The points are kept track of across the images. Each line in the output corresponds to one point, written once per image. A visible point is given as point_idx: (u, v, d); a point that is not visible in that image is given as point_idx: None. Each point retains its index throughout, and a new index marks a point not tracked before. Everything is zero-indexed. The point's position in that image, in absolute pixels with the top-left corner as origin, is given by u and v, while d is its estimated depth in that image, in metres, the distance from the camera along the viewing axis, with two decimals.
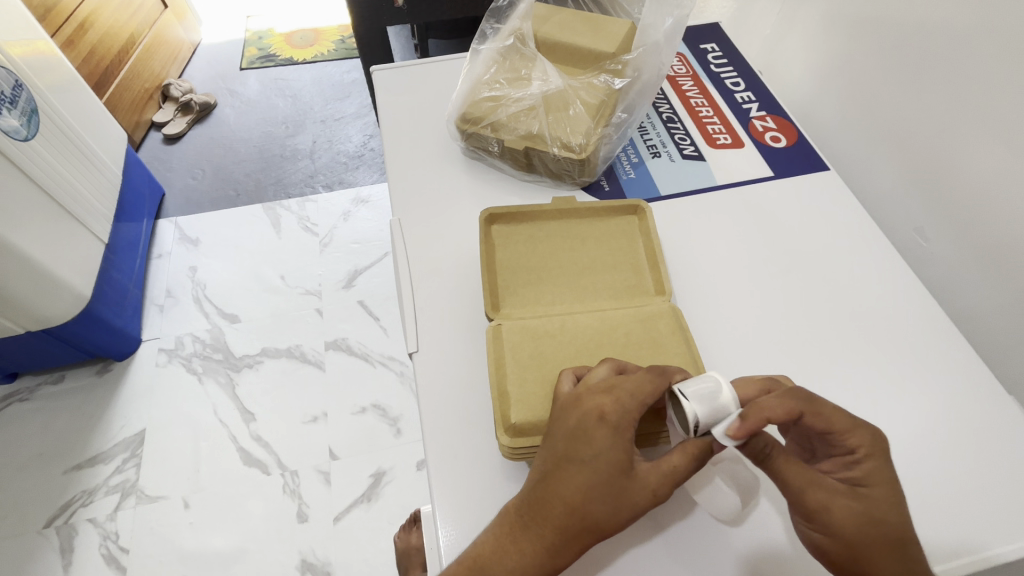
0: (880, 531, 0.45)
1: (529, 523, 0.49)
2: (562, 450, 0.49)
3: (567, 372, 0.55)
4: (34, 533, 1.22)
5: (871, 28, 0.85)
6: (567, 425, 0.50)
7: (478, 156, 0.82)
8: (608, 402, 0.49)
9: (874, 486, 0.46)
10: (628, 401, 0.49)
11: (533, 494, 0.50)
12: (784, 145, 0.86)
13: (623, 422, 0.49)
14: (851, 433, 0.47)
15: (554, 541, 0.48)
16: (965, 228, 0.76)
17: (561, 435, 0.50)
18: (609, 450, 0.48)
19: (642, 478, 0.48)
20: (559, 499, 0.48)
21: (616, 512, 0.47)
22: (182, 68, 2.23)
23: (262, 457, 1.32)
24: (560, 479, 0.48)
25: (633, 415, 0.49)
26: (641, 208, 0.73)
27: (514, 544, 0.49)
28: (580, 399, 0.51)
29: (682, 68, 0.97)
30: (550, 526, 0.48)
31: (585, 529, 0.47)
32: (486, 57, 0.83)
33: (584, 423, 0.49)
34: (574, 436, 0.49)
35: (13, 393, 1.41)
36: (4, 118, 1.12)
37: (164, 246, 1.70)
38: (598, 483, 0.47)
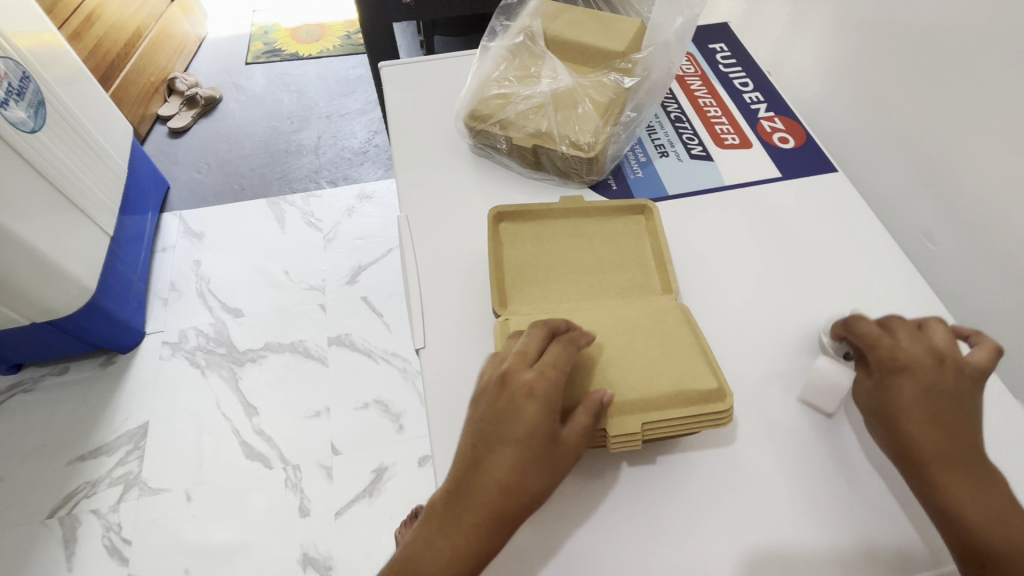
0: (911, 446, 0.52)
1: (461, 512, 0.49)
2: (491, 433, 0.50)
3: (475, 356, 0.56)
4: (37, 523, 1.23)
5: (881, 30, 0.85)
6: (496, 407, 0.51)
7: (486, 153, 0.82)
8: (534, 378, 0.51)
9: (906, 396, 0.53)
10: (551, 374, 0.51)
11: (464, 482, 0.49)
12: (793, 146, 0.86)
13: (548, 396, 0.51)
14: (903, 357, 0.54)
15: (490, 524, 0.48)
16: (974, 231, 0.76)
17: (488, 417, 0.51)
18: (539, 424, 0.49)
19: (565, 444, 0.51)
20: (492, 481, 0.48)
21: (549, 480, 0.50)
22: (187, 62, 2.23)
23: (265, 451, 1.32)
24: (492, 462, 0.49)
25: (556, 387, 0.51)
26: (649, 208, 0.73)
27: (451, 536, 0.48)
28: (506, 381, 0.52)
29: (691, 68, 0.97)
30: (484, 511, 0.48)
31: (518, 505, 0.49)
32: (495, 54, 0.83)
33: (513, 404, 0.50)
34: (505, 418, 0.50)
35: (17, 384, 1.41)
36: (11, 110, 1.12)
37: (169, 239, 1.70)
38: (532, 458, 0.49)
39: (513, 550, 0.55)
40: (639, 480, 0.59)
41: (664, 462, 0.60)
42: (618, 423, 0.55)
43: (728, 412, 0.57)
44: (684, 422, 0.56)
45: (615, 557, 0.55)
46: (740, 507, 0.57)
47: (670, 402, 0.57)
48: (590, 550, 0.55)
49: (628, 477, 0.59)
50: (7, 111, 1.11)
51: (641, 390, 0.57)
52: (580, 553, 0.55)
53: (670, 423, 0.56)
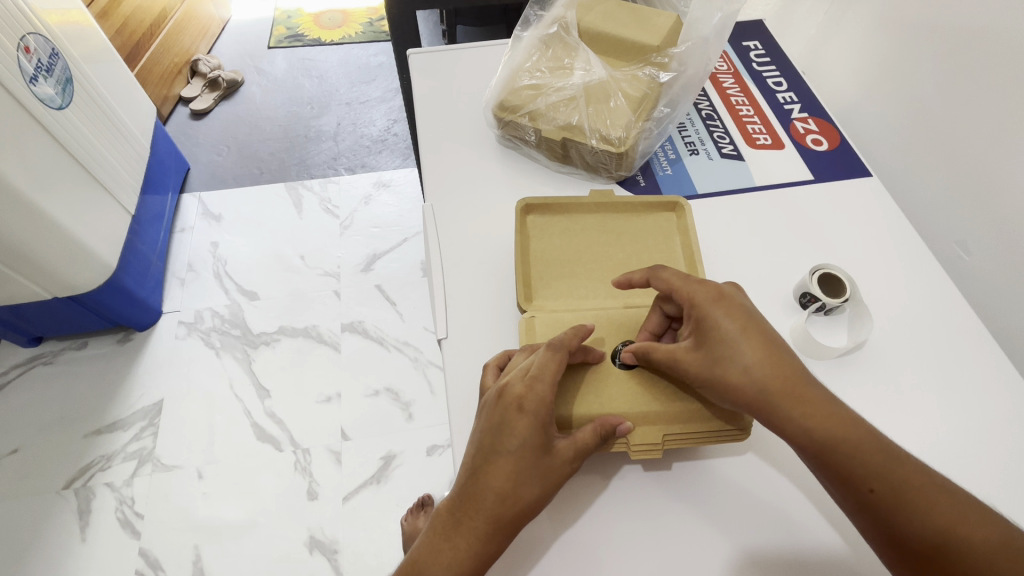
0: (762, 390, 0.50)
1: (460, 519, 0.50)
2: (487, 443, 0.51)
3: (487, 367, 0.58)
4: (53, 493, 1.25)
5: (924, 31, 0.83)
6: (491, 419, 0.52)
7: (513, 145, 0.81)
8: (524, 389, 0.51)
9: (708, 333, 0.52)
10: (541, 386, 0.51)
11: (464, 492, 0.51)
12: (826, 148, 0.84)
13: (541, 407, 0.51)
14: (681, 291, 0.55)
15: (487, 532, 0.49)
16: (1010, 242, 0.73)
17: (487, 428, 0.52)
18: (531, 434, 0.50)
19: (559, 454, 0.51)
20: (490, 490, 0.50)
21: (544, 490, 0.50)
22: (211, 44, 2.23)
23: (276, 433, 1.34)
24: (489, 473, 0.50)
25: (548, 399, 0.51)
26: (681, 205, 0.72)
27: (451, 543, 0.50)
28: (502, 392, 0.52)
29: (724, 66, 0.95)
30: (481, 518, 0.49)
31: (517, 515, 0.50)
32: (528, 44, 0.82)
33: (506, 415, 0.51)
34: (499, 429, 0.51)
35: (38, 356, 1.44)
36: (40, 86, 1.14)
37: (188, 220, 1.72)
38: (524, 467, 0.50)
39: (531, 541, 0.56)
40: (659, 481, 0.60)
41: (683, 465, 0.61)
42: (639, 433, 0.56)
43: (746, 428, 0.56)
44: (703, 438, 0.56)
45: (633, 555, 0.56)
46: (755, 513, 0.58)
47: (691, 416, 0.57)
48: (609, 547, 0.56)
49: (645, 478, 0.60)
50: (36, 86, 1.12)
51: (665, 401, 0.58)
52: (599, 548, 0.56)
53: (689, 439, 0.57)
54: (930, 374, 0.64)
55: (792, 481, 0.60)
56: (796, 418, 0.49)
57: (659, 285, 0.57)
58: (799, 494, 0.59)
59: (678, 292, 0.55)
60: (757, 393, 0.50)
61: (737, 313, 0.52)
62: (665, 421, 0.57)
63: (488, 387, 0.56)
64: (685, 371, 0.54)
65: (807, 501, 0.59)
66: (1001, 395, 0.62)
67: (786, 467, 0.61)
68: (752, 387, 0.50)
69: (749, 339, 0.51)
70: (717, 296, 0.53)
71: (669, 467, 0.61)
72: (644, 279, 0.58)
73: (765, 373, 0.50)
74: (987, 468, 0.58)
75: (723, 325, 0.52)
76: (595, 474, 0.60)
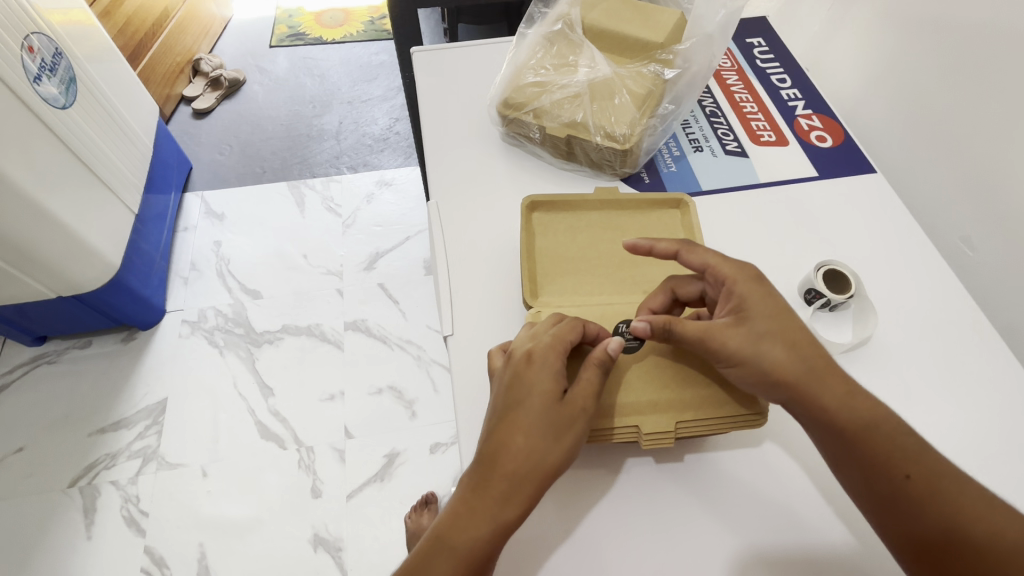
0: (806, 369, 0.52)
1: (478, 483, 0.50)
2: (500, 404, 0.53)
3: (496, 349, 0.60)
4: (58, 492, 1.26)
5: (928, 27, 0.83)
6: (502, 380, 0.54)
7: (518, 142, 0.82)
8: (531, 344, 0.54)
9: (749, 309, 0.53)
10: (548, 340, 0.54)
11: (479, 457, 0.51)
12: (830, 145, 0.84)
13: (549, 359, 0.53)
14: (718, 268, 0.56)
15: (506, 491, 0.49)
16: (1014, 239, 0.73)
17: (499, 391, 0.53)
18: (542, 386, 0.52)
19: (572, 404, 0.52)
20: (505, 447, 0.50)
21: (559, 441, 0.51)
22: (213, 43, 2.24)
23: (280, 432, 1.34)
24: (503, 431, 0.51)
25: (555, 351, 0.54)
26: (685, 202, 0.72)
27: (471, 508, 0.49)
28: (510, 355, 0.55)
29: (727, 63, 0.95)
30: (500, 475, 0.50)
31: (534, 467, 0.50)
32: (531, 42, 0.82)
33: (516, 372, 0.53)
34: (510, 387, 0.52)
35: (42, 355, 1.44)
36: (44, 85, 1.14)
37: (191, 219, 1.72)
38: (538, 419, 0.51)
39: (538, 536, 0.56)
40: (665, 474, 0.60)
41: (689, 459, 0.61)
42: (651, 421, 0.56)
43: (762, 412, 0.56)
44: (714, 425, 0.57)
45: (639, 547, 0.56)
46: (762, 507, 0.58)
47: (702, 403, 0.57)
48: (615, 539, 0.57)
49: (651, 471, 0.60)
50: (40, 86, 1.13)
51: (676, 388, 0.58)
52: (606, 541, 0.57)
53: (701, 425, 0.57)
54: (935, 370, 0.64)
55: (799, 476, 0.60)
56: (834, 397, 0.51)
57: (687, 260, 0.57)
58: (805, 489, 0.59)
59: (711, 273, 0.56)
60: (798, 374, 0.51)
61: (778, 293, 0.54)
62: (676, 409, 0.57)
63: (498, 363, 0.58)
64: (718, 352, 0.53)
65: (813, 497, 0.59)
66: (1007, 391, 0.62)
67: (791, 463, 0.61)
68: (794, 366, 0.51)
69: (785, 320, 0.53)
70: (758, 276, 0.55)
71: (675, 462, 0.61)
72: (673, 250, 0.58)
73: (805, 353, 0.52)
74: (994, 464, 0.58)
75: (765, 302, 0.53)
76: (601, 468, 0.60)
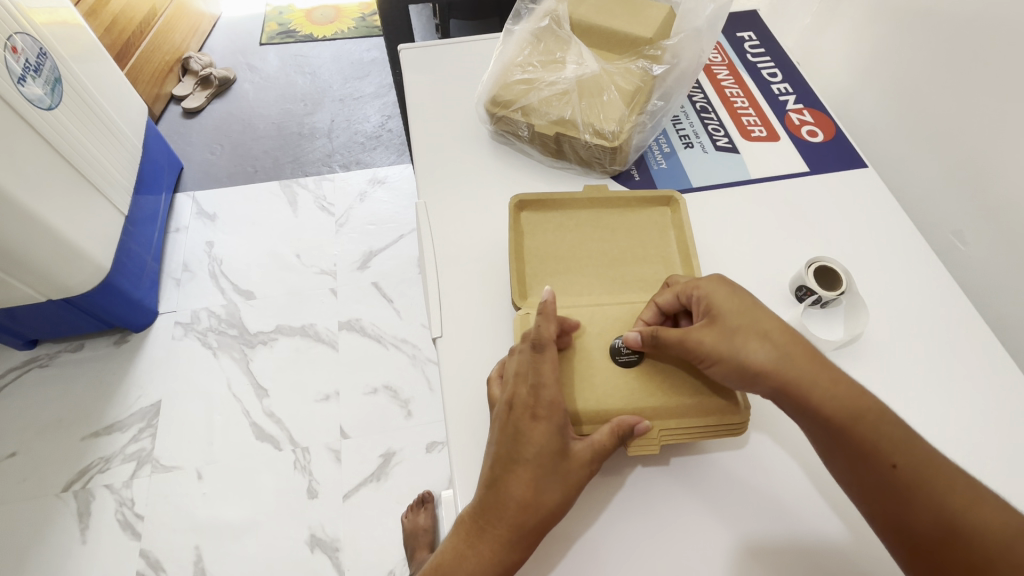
0: (785, 362, 0.51)
1: (483, 524, 0.51)
2: (504, 453, 0.51)
3: (492, 378, 0.58)
4: (52, 496, 1.25)
5: (920, 20, 0.82)
6: (505, 427, 0.52)
7: (507, 141, 0.81)
8: (534, 398, 0.51)
9: (719, 312, 0.53)
10: (551, 393, 0.52)
11: (484, 501, 0.51)
12: (821, 139, 0.84)
13: (553, 412, 0.52)
14: (689, 284, 0.57)
15: (511, 538, 0.50)
16: (1007, 232, 0.73)
17: (502, 439, 0.52)
18: (547, 438, 0.51)
19: (577, 458, 0.52)
20: (511, 500, 0.50)
21: (565, 494, 0.51)
22: (202, 42, 2.21)
23: (275, 433, 1.33)
24: (508, 482, 0.51)
25: (560, 405, 0.52)
26: (675, 200, 0.72)
27: (476, 548, 0.51)
28: (512, 402, 0.52)
29: (718, 57, 0.94)
30: (505, 525, 0.50)
31: (538, 521, 0.50)
32: (519, 38, 0.81)
33: (520, 424, 0.51)
34: (515, 438, 0.51)
35: (34, 359, 1.43)
36: (29, 86, 1.12)
37: (182, 220, 1.71)
38: (543, 476, 0.51)
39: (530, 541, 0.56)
40: (656, 476, 0.60)
41: (682, 459, 0.61)
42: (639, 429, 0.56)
43: (743, 424, 0.56)
44: (701, 433, 0.56)
45: (632, 551, 0.56)
46: (755, 508, 0.58)
47: (687, 411, 0.57)
48: (607, 543, 0.56)
49: (647, 475, 0.60)
50: (24, 87, 1.11)
51: (662, 396, 0.57)
52: (602, 549, 0.56)
53: (685, 433, 0.56)
54: (927, 366, 0.64)
55: (791, 476, 0.60)
56: (823, 378, 0.50)
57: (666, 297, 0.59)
58: (798, 486, 0.59)
59: (682, 292, 0.57)
60: (773, 361, 0.51)
61: (746, 292, 0.54)
62: (664, 416, 0.57)
63: (498, 394, 0.56)
64: (694, 351, 0.53)
65: (805, 494, 0.59)
66: (998, 385, 0.62)
67: (784, 463, 0.60)
68: (771, 358, 0.51)
69: (756, 315, 0.52)
70: (724, 280, 0.55)
71: (668, 462, 0.60)
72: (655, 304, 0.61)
73: (778, 339, 0.51)
74: (987, 459, 0.58)
75: (731, 300, 0.53)
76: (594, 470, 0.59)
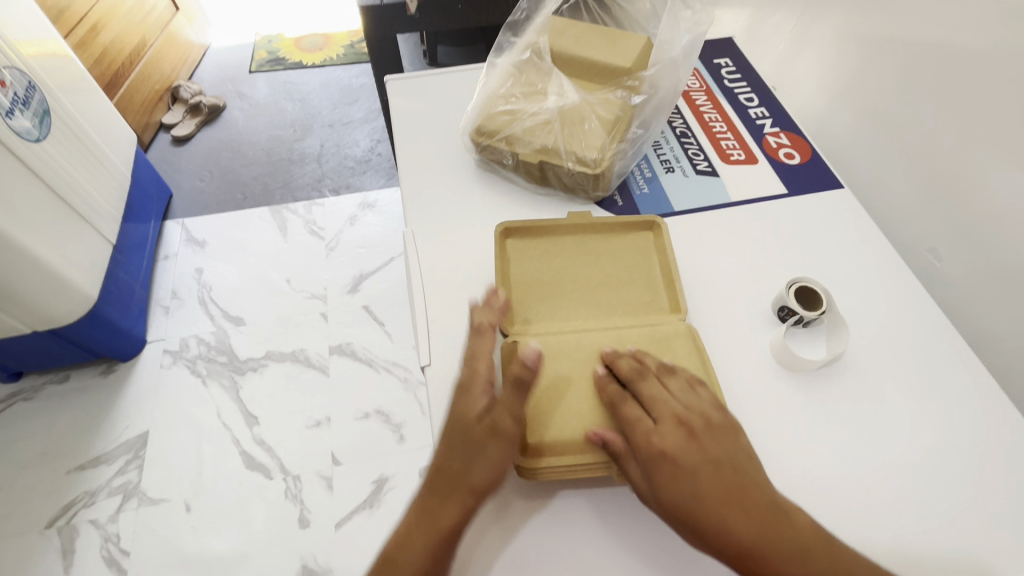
0: (688, 489, 0.51)
1: (430, 531, 0.53)
2: (457, 461, 0.56)
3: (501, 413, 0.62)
4: (35, 533, 1.22)
5: (886, 47, 0.86)
6: (454, 438, 0.57)
7: (492, 169, 0.82)
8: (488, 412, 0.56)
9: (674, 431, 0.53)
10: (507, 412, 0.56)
11: (429, 503, 0.55)
12: (797, 161, 0.86)
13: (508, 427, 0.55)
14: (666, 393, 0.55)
15: (440, 542, 0.52)
16: (980, 249, 0.75)
17: (456, 445, 0.56)
18: (496, 452, 0.55)
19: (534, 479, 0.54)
20: (451, 504, 0.54)
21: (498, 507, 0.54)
22: (191, 71, 2.24)
23: (265, 462, 1.31)
24: (454, 485, 0.55)
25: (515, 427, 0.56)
26: (658, 224, 0.73)
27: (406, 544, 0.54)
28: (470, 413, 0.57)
29: (696, 83, 0.97)
30: (438, 527, 0.53)
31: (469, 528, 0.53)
32: (502, 71, 0.83)
33: (474, 434, 0.56)
34: (466, 446, 0.55)
35: (18, 392, 1.41)
36: (17, 119, 1.13)
37: (171, 247, 1.70)
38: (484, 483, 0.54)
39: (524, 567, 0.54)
40: None
41: None
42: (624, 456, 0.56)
43: None
44: None
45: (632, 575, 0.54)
46: None
47: None
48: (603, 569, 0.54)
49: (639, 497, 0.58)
50: (12, 120, 1.12)
51: None
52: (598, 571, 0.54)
53: None
54: (909, 382, 0.65)
55: None
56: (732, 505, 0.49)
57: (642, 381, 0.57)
58: None
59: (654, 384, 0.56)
60: (672, 486, 0.51)
61: (713, 440, 0.53)
62: None
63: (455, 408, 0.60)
64: (648, 406, 0.56)
65: None
66: (979, 399, 0.64)
67: None
68: (682, 483, 0.51)
69: (707, 459, 0.52)
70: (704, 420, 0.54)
71: None
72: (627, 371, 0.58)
73: (700, 485, 0.51)
74: (970, 474, 0.59)
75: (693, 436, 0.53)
76: (583, 493, 0.58)
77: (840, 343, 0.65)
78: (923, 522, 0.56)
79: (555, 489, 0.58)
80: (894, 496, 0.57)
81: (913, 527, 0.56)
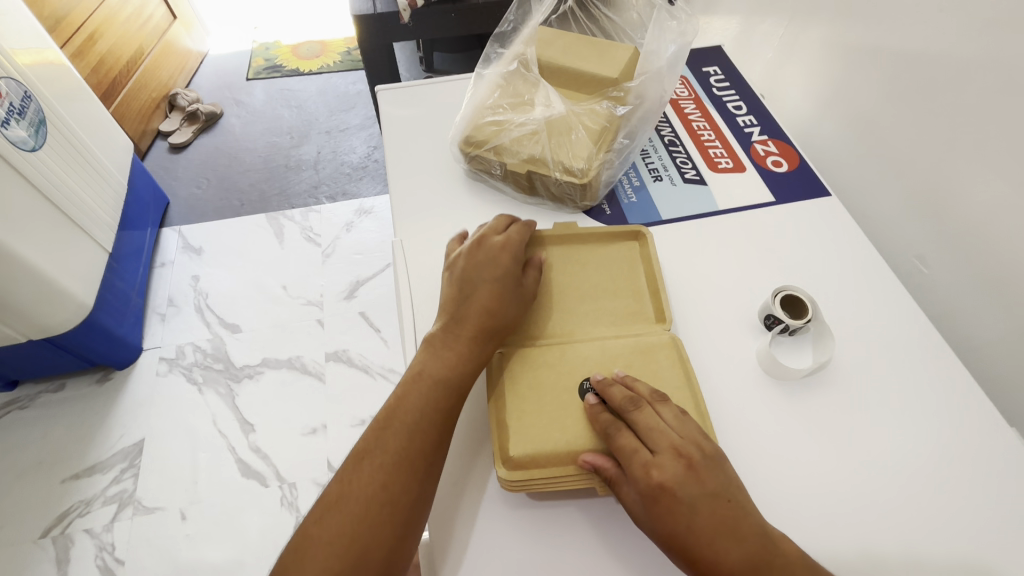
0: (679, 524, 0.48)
1: (404, 462, 0.53)
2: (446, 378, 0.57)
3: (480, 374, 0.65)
4: (29, 543, 1.22)
5: (872, 56, 0.86)
6: (441, 352, 0.59)
7: (481, 178, 0.83)
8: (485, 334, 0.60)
9: (668, 469, 0.50)
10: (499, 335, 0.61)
11: (407, 422, 0.55)
12: (785, 169, 0.87)
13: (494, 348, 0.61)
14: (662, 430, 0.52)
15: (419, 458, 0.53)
16: (966, 256, 0.76)
17: (446, 365, 0.58)
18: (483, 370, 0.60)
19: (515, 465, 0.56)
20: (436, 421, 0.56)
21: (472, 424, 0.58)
22: (189, 78, 2.25)
23: (261, 469, 1.31)
24: (439, 400, 0.56)
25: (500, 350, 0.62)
26: (643, 234, 0.74)
27: (374, 462, 0.53)
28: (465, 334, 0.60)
29: (685, 91, 0.98)
30: (417, 443, 0.54)
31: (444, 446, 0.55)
32: (489, 82, 0.84)
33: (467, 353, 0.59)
34: (462, 365, 0.59)
35: (13, 401, 1.41)
36: (12, 129, 1.14)
37: (167, 255, 1.71)
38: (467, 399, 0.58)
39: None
40: None
41: None
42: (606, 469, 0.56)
43: None
44: None
45: None
46: None
47: None
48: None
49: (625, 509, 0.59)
50: (8, 129, 1.12)
51: None
52: None
53: None
54: (895, 390, 0.65)
55: None
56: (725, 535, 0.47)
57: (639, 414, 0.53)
58: None
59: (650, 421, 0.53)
60: (666, 521, 0.48)
61: (708, 479, 0.49)
62: None
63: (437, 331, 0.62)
64: (644, 436, 0.52)
65: None
66: (967, 407, 0.64)
67: None
68: (674, 518, 0.48)
69: (698, 497, 0.49)
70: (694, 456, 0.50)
71: None
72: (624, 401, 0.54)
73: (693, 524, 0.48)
74: (956, 481, 0.59)
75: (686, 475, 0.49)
76: (569, 503, 0.59)
77: (825, 351, 0.66)
78: (908, 530, 0.56)
79: (541, 500, 0.58)
80: (880, 504, 0.58)
81: (899, 536, 0.56)
